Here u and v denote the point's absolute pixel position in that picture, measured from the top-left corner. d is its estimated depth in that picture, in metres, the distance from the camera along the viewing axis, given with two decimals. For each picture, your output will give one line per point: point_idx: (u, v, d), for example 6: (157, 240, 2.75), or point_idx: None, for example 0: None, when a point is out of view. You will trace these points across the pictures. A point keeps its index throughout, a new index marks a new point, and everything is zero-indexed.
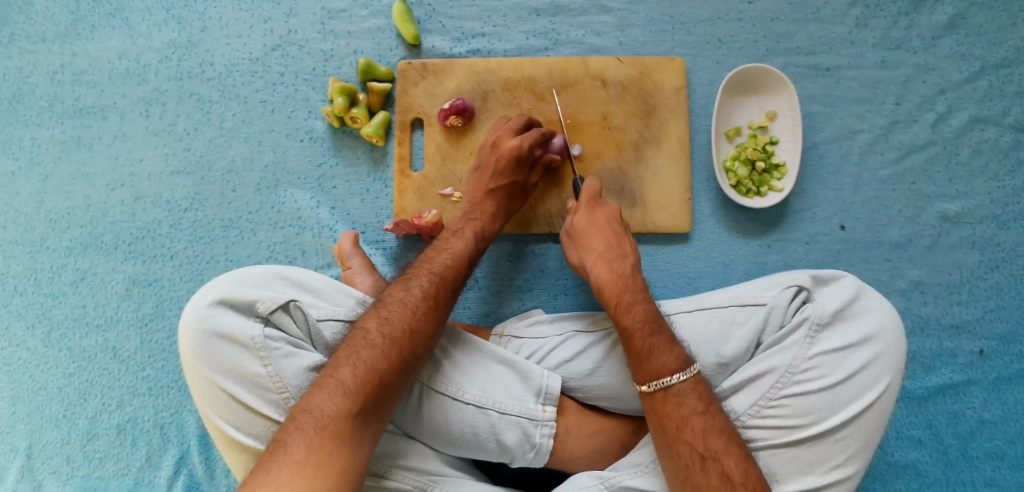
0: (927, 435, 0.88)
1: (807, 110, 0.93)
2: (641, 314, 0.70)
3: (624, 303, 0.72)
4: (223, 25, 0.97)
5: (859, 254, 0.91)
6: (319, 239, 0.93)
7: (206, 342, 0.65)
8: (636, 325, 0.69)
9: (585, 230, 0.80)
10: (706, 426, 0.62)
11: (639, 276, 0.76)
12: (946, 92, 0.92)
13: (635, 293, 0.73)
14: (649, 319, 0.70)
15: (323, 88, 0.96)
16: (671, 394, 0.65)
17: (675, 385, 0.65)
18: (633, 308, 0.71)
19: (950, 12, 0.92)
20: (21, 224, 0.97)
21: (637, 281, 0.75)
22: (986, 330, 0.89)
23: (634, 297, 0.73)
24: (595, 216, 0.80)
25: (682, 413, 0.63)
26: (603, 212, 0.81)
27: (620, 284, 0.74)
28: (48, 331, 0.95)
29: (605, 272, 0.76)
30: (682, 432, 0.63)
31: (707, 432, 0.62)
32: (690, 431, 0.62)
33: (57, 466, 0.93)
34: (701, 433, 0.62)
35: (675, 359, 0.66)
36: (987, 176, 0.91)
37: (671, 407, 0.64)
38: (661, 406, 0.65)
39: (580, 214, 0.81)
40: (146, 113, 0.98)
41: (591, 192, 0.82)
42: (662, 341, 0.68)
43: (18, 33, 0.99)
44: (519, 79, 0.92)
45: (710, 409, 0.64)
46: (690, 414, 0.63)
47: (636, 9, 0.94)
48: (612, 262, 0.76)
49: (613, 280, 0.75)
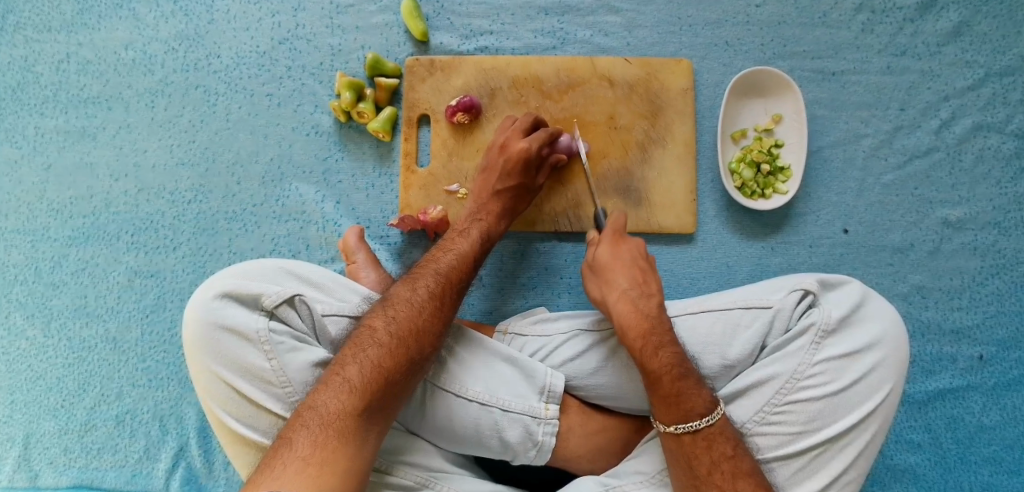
0: (926, 439, 0.88)
1: (812, 114, 0.93)
2: (669, 358, 0.67)
3: (650, 345, 0.69)
4: (231, 17, 0.97)
5: (861, 258, 0.91)
6: (323, 234, 0.93)
7: (211, 334, 0.65)
8: (664, 368, 0.67)
9: (609, 265, 0.78)
10: (736, 470, 0.62)
11: (665, 316, 0.73)
12: (950, 99, 0.92)
13: (662, 334, 0.70)
14: (677, 362, 0.67)
15: (330, 83, 0.96)
16: (699, 438, 0.64)
17: (703, 429, 0.64)
18: (661, 352, 0.68)
19: (956, 19, 0.93)
20: (22, 213, 0.97)
21: (663, 322, 0.71)
22: (986, 336, 0.90)
23: (661, 340, 0.69)
24: (619, 250, 0.79)
25: (712, 456, 0.63)
26: (627, 246, 0.79)
27: (645, 324, 0.71)
28: (48, 321, 0.95)
29: (631, 311, 0.72)
30: (712, 476, 0.62)
31: (737, 477, 0.62)
32: (721, 474, 0.62)
33: (54, 457, 0.92)
34: (732, 477, 0.62)
35: (703, 402, 0.65)
36: (989, 182, 0.91)
37: (700, 450, 0.64)
38: (690, 450, 0.64)
39: (603, 247, 0.80)
40: (151, 104, 0.97)
41: (616, 227, 0.80)
42: (690, 384, 0.66)
43: (24, 21, 0.99)
44: (527, 77, 0.92)
45: (738, 452, 0.63)
46: (718, 457, 0.63)
47: (645, 10, 0.95)
48: (637, 301, 0.73)
49: (639, 321, 0.71)
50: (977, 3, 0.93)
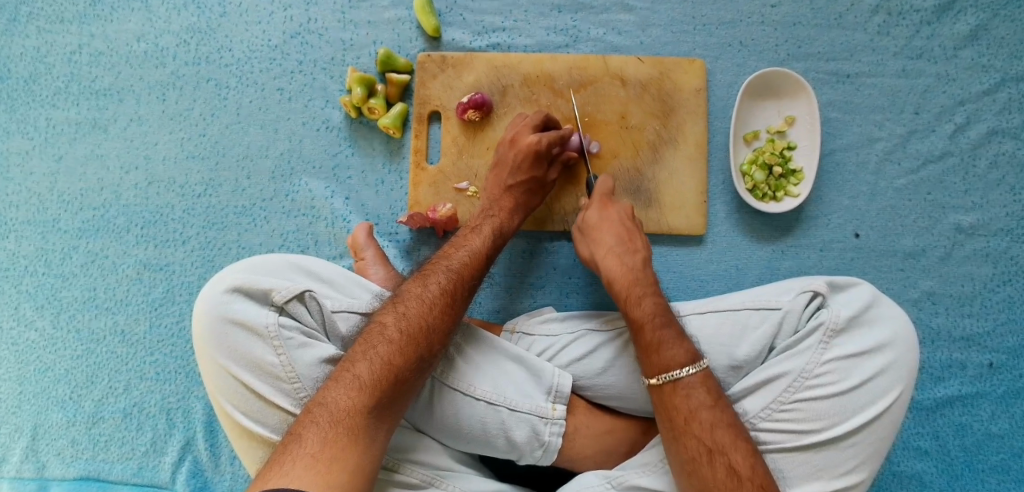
0: (933, 445, 0.88)
1: (825, 116, 0.92)
2: (652, 307, 0.70)
3: (635, 296, 0.72)
4: (242, 11, 0.97)
5: (872, 263, 0.90)
6: (332, 230, 0.93)
7: (220, 328, 0.65)
8: (646, 317, 0.69)
9: (596, 224, 0.80)
10: (714, 420, 0.62)
11: (650, 270, 0.76)
12: (965, 103, 0.91)
13: (646, 286, 0.73)
14: (660, 312, 0.70)
15: (341, 78, 0.95)
16: (680, 386, 0.64)
17: (684, 378, 0.65)
18: (644, 301, 0.71)
19: (973, 22, 0.92)
20: (33, 204, 0.97)
21: (647, 275, 0.75)
22: (997, 344, 0.89)
23: (645, 290, 0.73)
24: (607, 211, 0.81)
25: (691, 406, 0.63)
26: (615, 208, 0.81)
27: (630, 277, 0.74)
28: (57, 312, 0.95)
29: (617, 266, 0.75)
30: (691, 426, 0.62)
31: (716, 426, 0.62)
32: (699, 424, 0.62)
33: (62, 447, 0.93)
34: (709, 428, 0.62)
35: (684, 353, 0.66)
36: (1003, 189, 0.90)
37: (680, 399, 0.64)
38: (670, 399, 0.65)
39: (591, 209, 0.81)
40: (162, 97, 0.97)
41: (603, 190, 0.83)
42: (672, 335, 0.68)
43: (36, 12, 0.99)
44: (538, 75, 0.92)
45: (718, 403, 0.64)
46: (698, 406, 0.63)
47: (658, 9, 0.94)
48: (622, 255, 0.76)
49: (624, 273, 0.74)
50: (995, 6, 0.92)
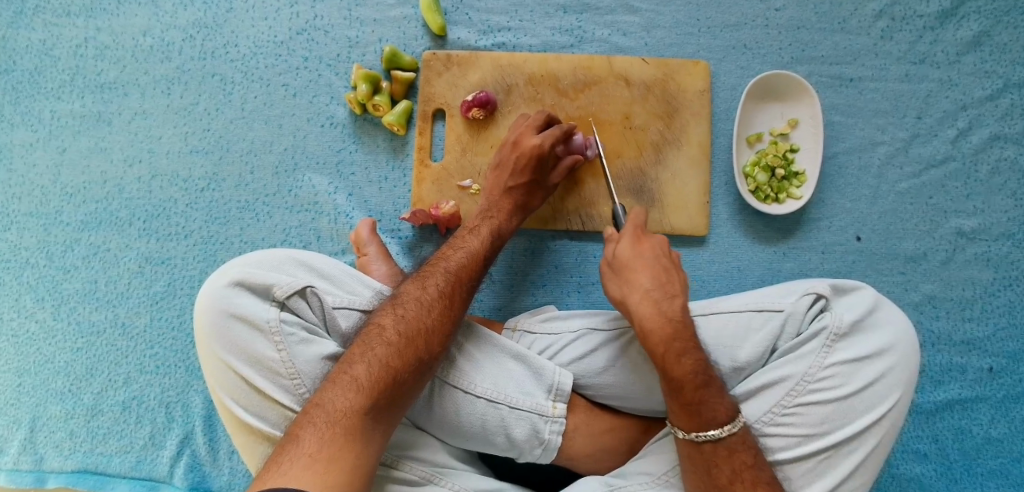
0: (933, 449, 0.88)
1: (828, 119, 0.93)
2: (693, 366, 0.66)
3: (673, 352, 0.66)
4: (249, 7, 0.97)
5: (874, 266, 0.91)
6: (334, 226, 0.93)
7: (222, 322, 0.65)
8: (687, 377, 0.65)
9: (630, 264, 0.74)
10: (757, 479, 0.62)
11: (688, 318, 0.70)
12: (967, 109, 0.92)
13: (685, 338, 0.68)
14: (701, 371, 0.65)
15: (346, 75, 0.96)
16: (720, 447, 0.63)
17: (724, 438, 0.63)
18: (684, 359, 0.66)
19: (976, 28, 0.92)
20: (36, 196, 0.97)
21: (686, 325, 0.69)
22: (997, 348, 0.89)
23: (685, 344, 0.67)
24: (641, 248, 0.75)
25: (733, 465, 0.63)
26: (649, 242, 0.76)
27: (669, 328, 0.68)
28: (58, 304, 0.95)
29: (653, 314, 0.69)
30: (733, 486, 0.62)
31: (757, 486, 0.62)
32: (741, 484, 0.62)
33: (60, 440, 0.92)
34: (753, 487, 0.62)
35: (725, 410, 0.64)
36: (1004, 194, 0.91)
37: (720, 459, 0.63)
38: (710, 457, 0.64)
39: (624, 244, 0.75)
40: (167, 91, 0.97)
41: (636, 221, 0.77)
42: (713, 392, 0.65)
43: (43, 5, 0.99)
44: (543, 74, 0.92)
45: (758, 461, 0.63)
46: (739, 467, 0.63)
47: (663, 11, 0.94)
48: (660, 302, 0.70)
49: (662, 324, 0.68)
50: (998, 13, 0.93)
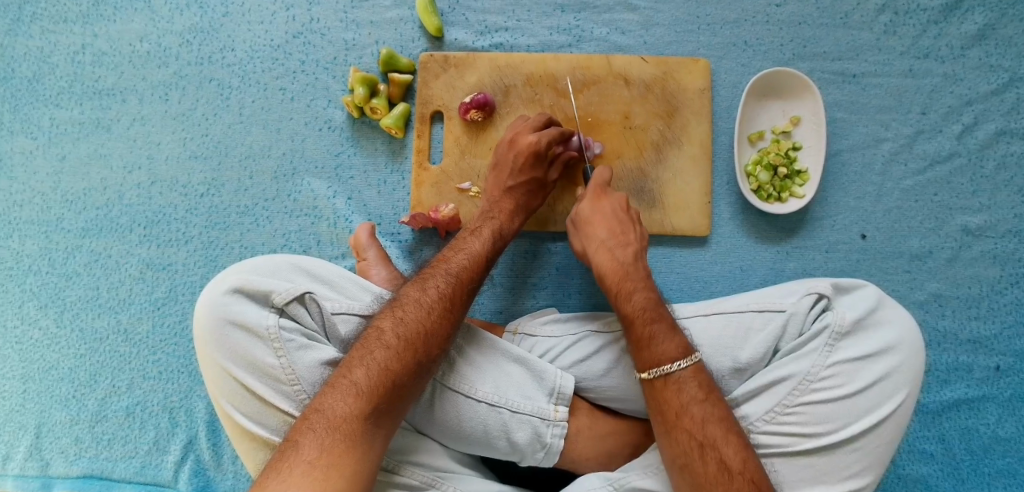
0: (939, 449, 0.87)
1: (831, 116, 0.92)
2: (643, 302, 0.71)
3: (625, 290, 0.73)
4: (245, 11, 0.97)
5: (878, 264, 0.90)
6: (334, 230, 0.93)
7: (221, 329, 0.65)
8: (637, 312, 0.70)
9: (588, 219, 0.80)
10: (706, 414, 0.62)
11: (640, 263, 0.76)
12: (973, 103, 0.90)
13: (636, 279, 0.74)
14: (650, 307, 0.70)
15: (343, 78, 0.95)
16: (671, 381, 0.64)
17: (675, 373, 0.64)
18: (633, 296, 0.72)
19: (981, 22, 0.91)
20: (37, 203, 0.97)
21: (638, 268, 0.76)
22: (1004, 346, 0.88)
23: (635, 284, 0.73)
24: (600, 204, 0.80)
25: (682, 399, 0.63)
26: (608, 201, 0.81)
27: (621, 271, 0.75)
28: (60, 311, 0.96)
29: (607, 260, 0.76)
30: (682, 420, 0.62)
31: (707, 421, 0.61)
32: (690, 418, 0.62)
33: (65, 446, 0.93)
34: (701, 422, 0.61)
35: (676, 347, 0.66)
36: (1011, 190, 0.89)
37: (671, 394, 0.64)
38: (662, 394, 0.64)
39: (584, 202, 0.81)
40: (165, 97, 0.97)
41: (600, 180, 0.82)
42: (663, 329, 0.68)
43: (40, 12, 0.99)
44: (542, 74, 0.91)
45: (710, 398, 0.63)
46: (689, 401, 0.63)
47: (662, 8, 0.93)
48: (614, 249, 0.77)
49: (615, 268, 0.76)
50: (1003, 5, 0.91)
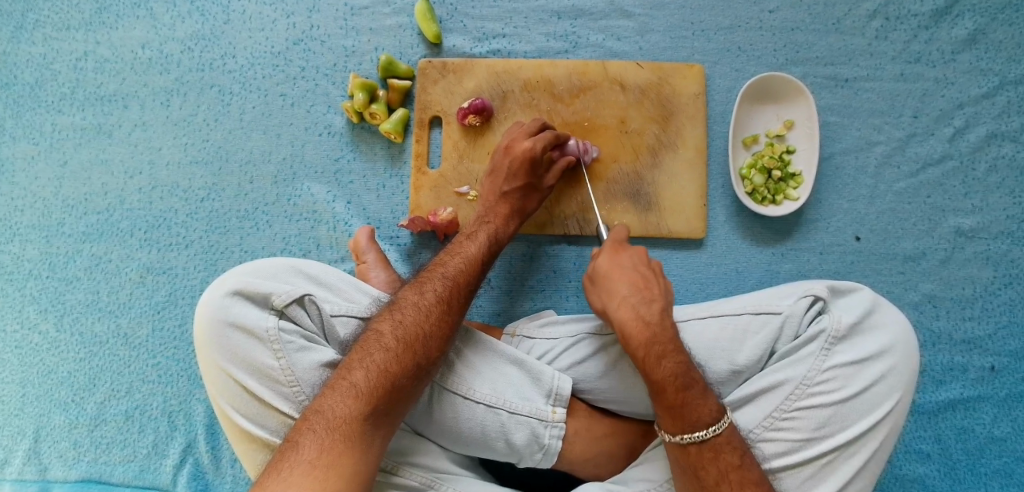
0: (936, 449, 0.87)
1: (824, 120, 0.93)
2: (673, 368, 0.66)
3: (653, 355, 0.67)
4: (246, 18, 0.98)
5: (873, 266, 0.90)
6: (333, 233, 0.94)
7: (221, 331, 0.65)
8: (668, 379, 0.65)
9: (607, 273, 0.75)
10: (744, 481, 0.62)
11: (667, 321, 0.70)
12: (964, 107, 0.92)
13: (665, 342, 0.68)
14: (682, 372, 0.66)
15: (343, 84, 0.96)
16: (706, 448, 0.63)
17: (710, 439, 0.63)
18: (663, 362, 0.66)
19: (971, 26, 0.92)
20: (39, 208, 0.98)
21: (665, 328, 0.69)
22: (999, 347, 0.89)
23: (664, 348, 0.67)
24: (619, 258, 0.76)
25: (720, 466, 0.63)
26: (627, 253, 0.77)
27: (647, 332, 0.68)
28: (60, 315, 0.96)
29: (632, 319, 0.70)
30: (722, 488, 0.62)
31: (745, 487, 0.62)
32: (729, 485, 0.62)
33: (64, 450, 0.93)
34: (740, 489, 0.62)
35: (709, 412, 0.64)
36: (1003, 192, 0.91)
37: (707, 461, 0.63)
38: (696, 459, 0.64)
39: (602, 257, 0.77)
40: (166, 103, 0.98)
41: (617, 237, 0.78)
42: (695, 394, 0.65)
43: (43, 19, 1.00)
44: (539, 80, 0.92)
45: (745, 461, 0.63)
46: (726, 468, 0.63)
47: (657, 15, 0.95)
48: (639, 307, 0.71)
49: (642, 328, 0.69)
50: (992, 10, 0.93)
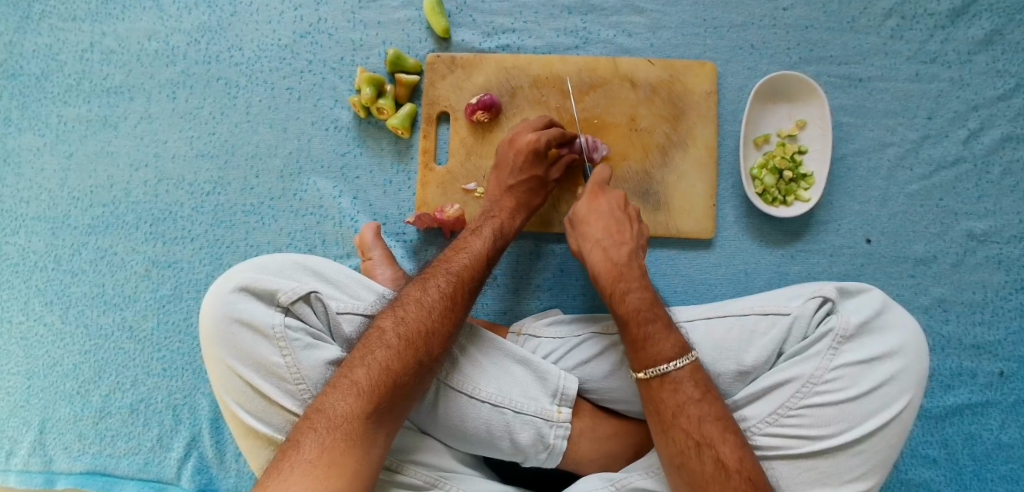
0: (942, 454, 0.87)
1: (837, 121, 0.92)
2: (637, 303, 0.70)
3: (619, 292, 0.71)
4: (253, 11, 0.97)
5: (883, 269, 0.90)
6: (339, 229, 0.93)
7: (227, 328, 0.65)
8: (631, 314, 0.69)
9: (586, 216, 0.78)
10: (702, 414, 0.62)
11: (636, 263, 0.75)
12: (979, 109, 0.90)
13: (631, 280, 0.73)
14: (645, 307, 0.69)
15: (350, 78, 0.95)
16: (666, 381, 0.64)
17: (671, 373, 0.65)
18: (627, 297, 0.70)
19: (988, 27, 0.91)
20: (44, 200, 0.98)
21: (633, 268, 0.74)
22: (1009, 352, 0.88)
23: (630, 285, 0.72)
24: (597, 203, 0.79)
25: (679, 399, 0.63)
26: (605, 198, 0.80)
27: (614, 272, 0.73)
28: (66, 307, 0.96)
29: (601, 259, 0.75)
30: (678, 420, 0.62)
31: (703, 420, 0.62)
32: (686, 418, 0.62)
33: (69, 442, 0.93)
34: (697, 420, 0.62)
35: (671, 347, 0.66)
36: (1017, 195, 0.89)
37: (667, 394, 0.64)
38: (658, 393, 0.65)
39: (581, 201, 0.80)
40: (172, 95, 0.98)
41: (599, 178, 0.81)
42: (658, 329, 0.68)
43: (49, 9, 1.00)
44: (548, 76, 0.91)
45: (707, 397, 0.63)
46: (685, 401, 0.63)
47: (669, 11, 0.93)
48: (609, 248, 0.75)
49: (609, 267, 0.74)
50: (1011, 11, 0.91)
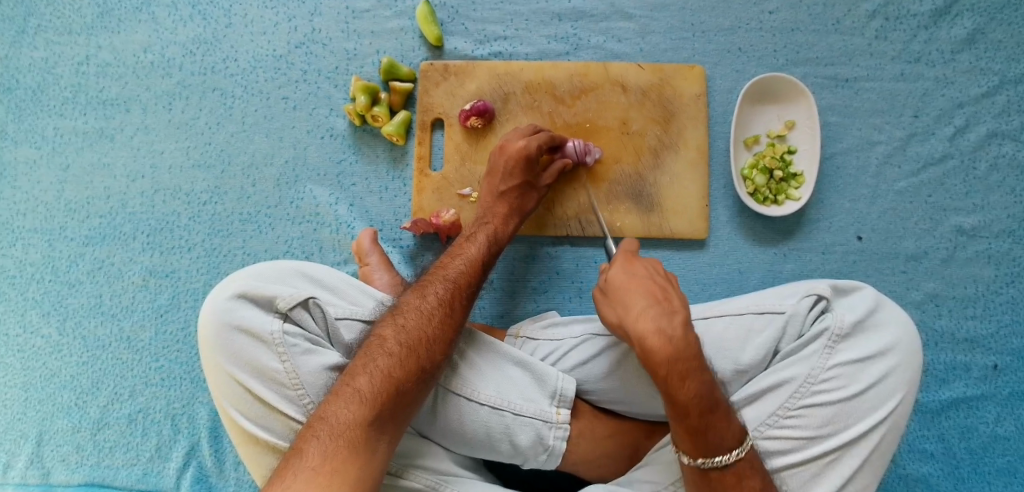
0: (939, 448, 0.87)
1: (825, 120, 0.93)
2: (699, 389, 0.61)
3: (677, 374, 0.61)
4: (248, 22, 0.99)
5: (875, 265, 0.91)
6: (336, 236, 0.94)
7: (225, 334, 0.65)
8: (692, 402, 0.61)
9: (626, 286, 0.68)
10: None
11: (691, 333, 0.64)
12: (964, 106, 0.92)
13: (688, 358, 0.62)
14: (706, 393, 0.62)
15: (345, 87, 0.97)
16: (728, 472, 0.62)
17: (733, 464, 0.62)
18: (687, 382, 0.61)
19: (970, 27, 0.93)
20: (40, 212, 0.98)
21: (690, 343, 0.63)
22: (1001, 346, 0.89)
23: (689, 366, 0.62)
24: (633, 268, 0.70)
25: (743, 490, 0.62)
26: (642, 262, 0.71)
27: (672, 349, 0.62)
28: (63, 319, 0.96)
29: (655, 334, 0.63)
30: None
31: None
32: None
33: (67, 455, 0.93)
34: None
35: (733, 436, 0.62)
36: (1003, 191, 0.91)
37: (728, 485, 0.62)
38: (718, 484, 0.62)
39: (616, 266, 0.70)
40: (168, 106, 0.99)
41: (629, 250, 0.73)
42: (720, 418, 0.62)
43: (45, 23, 1.01)
44: (540, 82, 0.93)
45: (766, 482, 0.63)
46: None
47: (658, 16, 0.95)
48: (661, 322, 0.64)
49: (665, 344, 0.62)
50: (991, 10, 0.93)
